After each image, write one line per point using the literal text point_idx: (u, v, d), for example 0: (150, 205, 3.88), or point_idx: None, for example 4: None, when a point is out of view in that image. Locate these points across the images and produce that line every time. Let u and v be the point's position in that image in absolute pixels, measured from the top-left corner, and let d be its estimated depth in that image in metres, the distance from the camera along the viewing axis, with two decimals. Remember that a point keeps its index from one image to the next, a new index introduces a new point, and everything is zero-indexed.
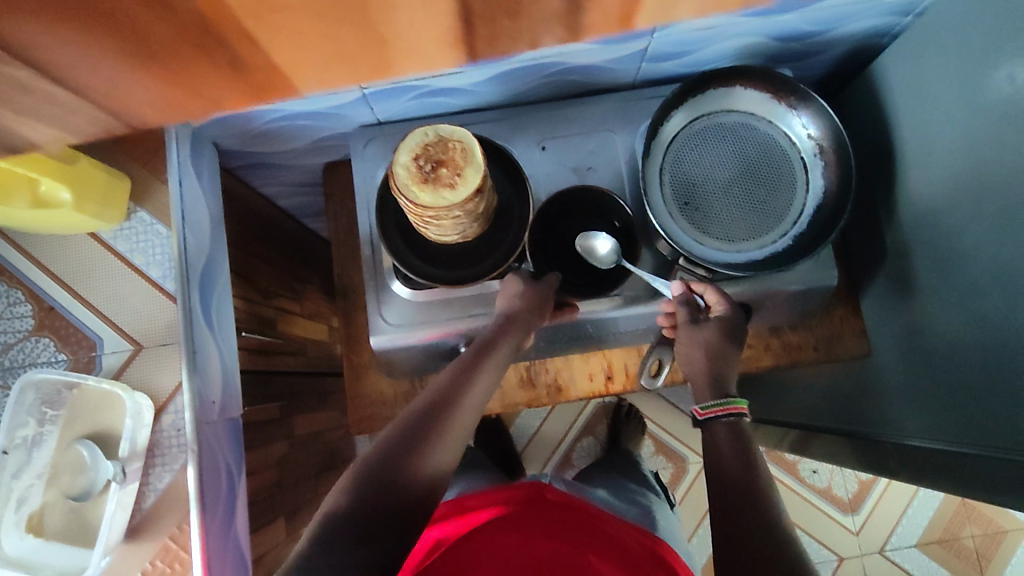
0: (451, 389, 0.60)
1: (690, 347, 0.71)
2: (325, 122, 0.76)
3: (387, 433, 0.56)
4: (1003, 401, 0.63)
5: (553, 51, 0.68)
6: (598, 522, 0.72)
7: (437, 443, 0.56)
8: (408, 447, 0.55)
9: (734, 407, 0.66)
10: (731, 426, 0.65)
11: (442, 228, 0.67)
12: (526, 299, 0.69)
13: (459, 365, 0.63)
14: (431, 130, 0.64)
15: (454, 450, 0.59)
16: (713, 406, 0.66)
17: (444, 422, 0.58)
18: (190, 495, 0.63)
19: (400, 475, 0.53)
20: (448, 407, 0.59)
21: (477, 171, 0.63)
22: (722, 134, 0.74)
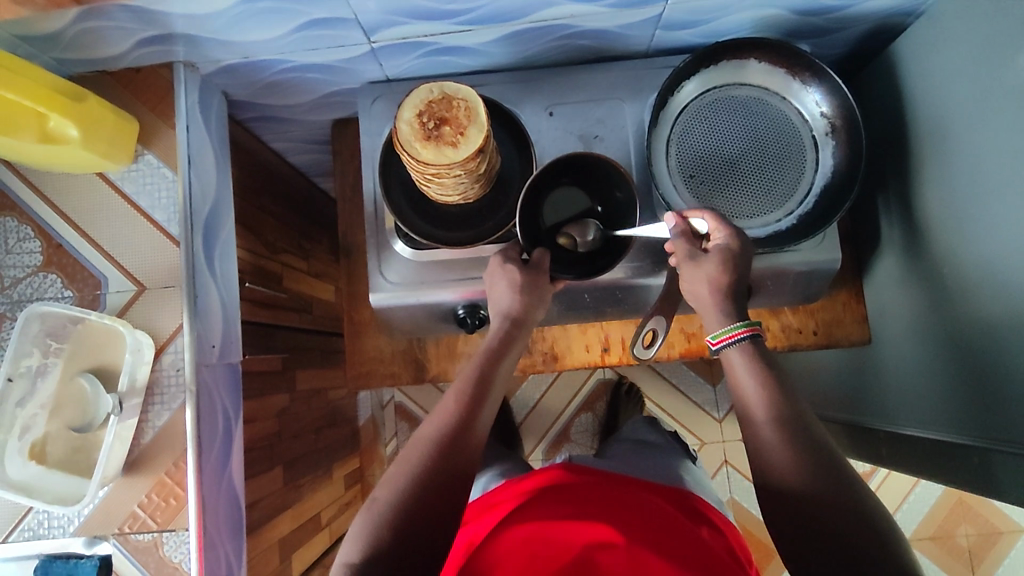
0: (459, 409, 0.61)
1: (695, 285, 0.62)
2: (334, 76, 0.76)
3: (396, 476, 0.58)
4: (1004, 390, 0.62)
5: (564, 13, 0.68)
6: (624, 494, 0.73)
7: (446, 465, 0.58)
8: (418, 483, 0.57)
9: (749, 326, 0.61)
10: (748, 350, 0.60)
11: (445, 186, 0.67)
12: (518, 291, 0.67)
13: (466, 391, 0.63)
14: (435, 87, 0.65)
15: (466, 459, 0.60)
16: (723, 331, 0.61)
17: (453, 451, 0.59)
18: (188, 437, 0.65)
19: (410, 520, 0.55)
20: (456, 442, 0.59)
21: (479, 130, 0.64)
22: (734, 107, 0.73)
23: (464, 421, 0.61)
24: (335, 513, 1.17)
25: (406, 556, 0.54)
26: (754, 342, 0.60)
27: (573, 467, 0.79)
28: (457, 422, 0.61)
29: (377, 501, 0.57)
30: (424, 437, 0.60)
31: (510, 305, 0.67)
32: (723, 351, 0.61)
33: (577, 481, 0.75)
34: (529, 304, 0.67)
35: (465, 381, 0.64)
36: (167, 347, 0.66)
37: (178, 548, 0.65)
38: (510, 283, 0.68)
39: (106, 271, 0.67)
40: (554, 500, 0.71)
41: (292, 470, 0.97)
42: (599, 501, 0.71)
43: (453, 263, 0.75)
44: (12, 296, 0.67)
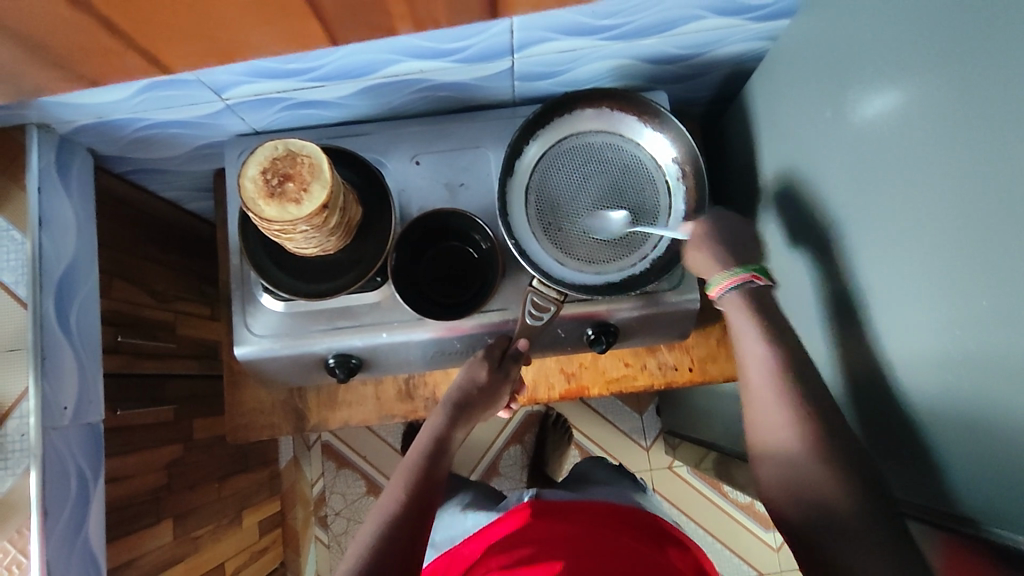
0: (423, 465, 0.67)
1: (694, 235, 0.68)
2: (199, 131, 0.77)
3: (370, 524, 0.62)
4: (865, 426, 0.63)
5: (415, 67, 0.70)
6: (602, 547, 0.73)
7: (413, 507, 0.63)
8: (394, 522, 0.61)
9: (739, 277, 0.65)
10: (743, 296, 0.64)
11: (295, 241, 0.68)
12: (482, 365, 0.74)
13: (423, 449, 0.69)
14: (280, 144, 0.66)
15: (431, 502, 0.65)
16: (726, 274, 0.65)
17: (421, 497, 0.64)
18: (30, 502, 0.64)
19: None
20: (415, 501, 0.64)
21: (323, 187, 0.64)
22: (590, 155, 0.75)
23: (430, 483, 0.66)
24: (244, 561, 1.13)
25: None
26: (749, 288, 0.64)
27: (545, 501, 0.80)
28: (419, 487, 0.65)
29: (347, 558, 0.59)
30: (392, 490, 0.65)
31: (463, 383, 0.74)
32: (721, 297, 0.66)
33: (549, 528, 0.76)
34: (489, 379, 0.73)
35: (423, 443, 0.70)
36: (12, 412, 0.65)
37: None
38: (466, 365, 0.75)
39: None
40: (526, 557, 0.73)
41: (190, 520, 0.94)
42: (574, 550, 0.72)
43: (322, 314, 0.75)
44: None
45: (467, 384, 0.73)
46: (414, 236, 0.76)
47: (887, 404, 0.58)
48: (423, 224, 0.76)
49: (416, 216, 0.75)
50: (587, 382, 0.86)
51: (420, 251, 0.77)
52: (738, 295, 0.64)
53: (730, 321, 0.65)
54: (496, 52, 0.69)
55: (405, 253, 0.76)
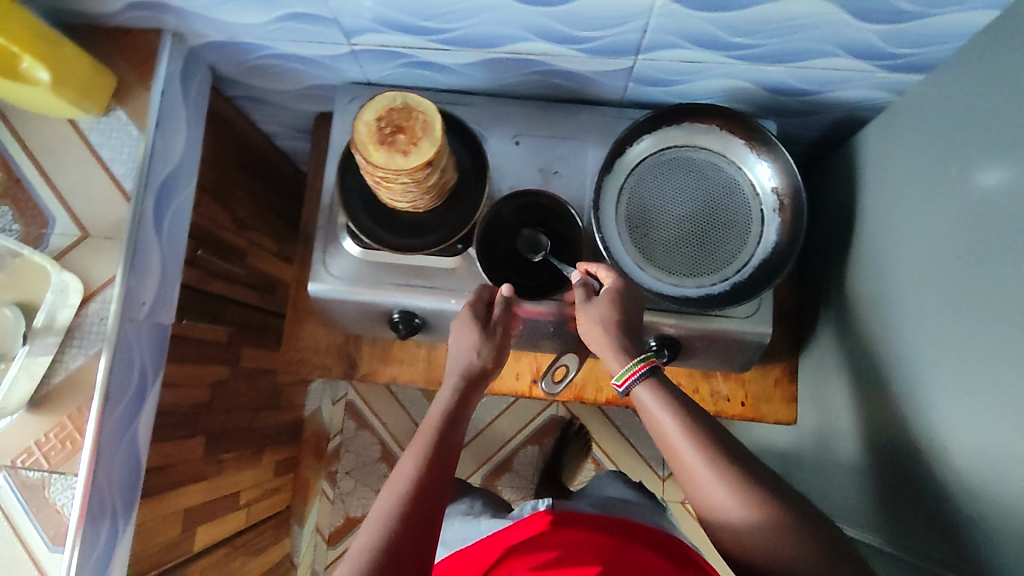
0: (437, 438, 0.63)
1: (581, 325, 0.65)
2: (318, 71, 0.80)
3: (383, 505, 0.58)
4: (912, 493, 0.61)
5: (539, 48, 0.71)
6: (615, 545, 0.74)
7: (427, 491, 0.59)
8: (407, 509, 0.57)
9: (642, 363, 0.60)
10: (649, 383, 0.60)
11: (392, 191, 0.70)
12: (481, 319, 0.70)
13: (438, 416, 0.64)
14: (398, 96, 0.68)
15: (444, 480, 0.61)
16: (622, 370, 0.61)
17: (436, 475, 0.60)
18: (96, 385, 0.66)
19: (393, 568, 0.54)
20: (428, 493, 0.59)
21: (431, 144, 0.66)
22: (690, 168, 0.75)
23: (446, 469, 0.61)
24: (256, 496, 1.15)
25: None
26: (652, 376, 0.60)
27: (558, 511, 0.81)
28: (434, 474, 0.60)
29: (356, 553, 0.55)
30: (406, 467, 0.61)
31: (473, 358, 0.68)
32: (626, 389, 0.61)
33: (558, 533, 0.76)
34: (497, 353, 0.69)
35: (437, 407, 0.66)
36: (95, 295, 0.68)
37: (64, 492, 0.65)
38: (469, 333, 0.69)
39: (55, 214, 0.70)
40: (540, 548, 0.75)
41: (220, 443, 0.96)
42: (586, 542, 0.74)
43: (397, 270, 0.77)
44: None
45: (478, 360, 0.68)
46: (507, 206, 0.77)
47: (945, 478, 0.57)
48: (515, 205, 0.77)
49: (511, 195, 0.76)
50: None
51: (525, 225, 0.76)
52: (644, 386, 0.60)
53: (644, 412, 0.60)
54: (620, 49, 0.70)
55: (494, 230, 0.77)
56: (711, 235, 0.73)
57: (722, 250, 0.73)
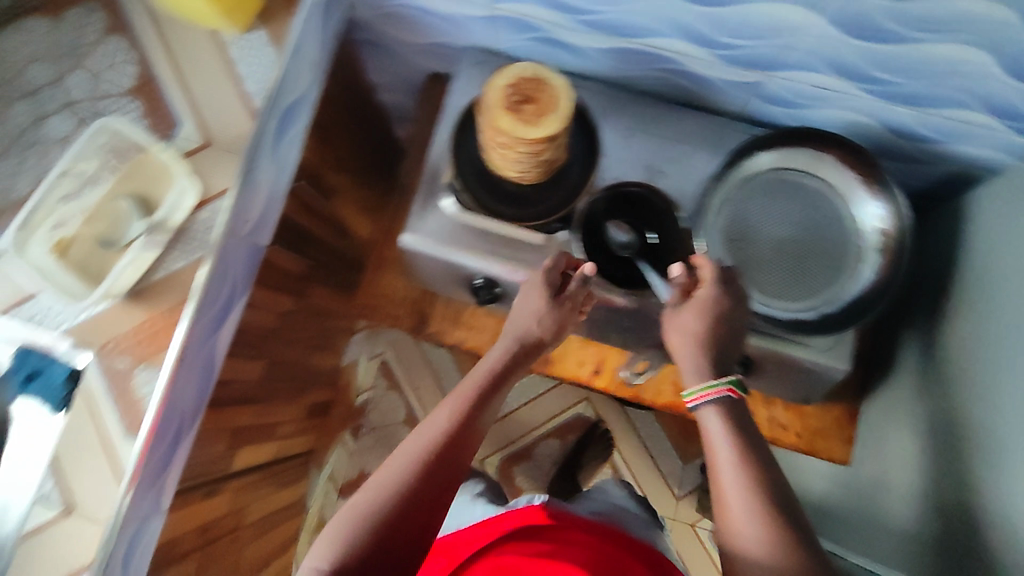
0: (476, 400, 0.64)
1: (669, 335, 0.65)
2: (449, 30, 0.81)
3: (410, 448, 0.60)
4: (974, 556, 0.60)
5: (674, 46, 0.72)
6: (605, 548, 0.76)
7: (455, 446, 0.61)
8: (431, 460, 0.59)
9: (721, 387, 0.60)
10: (722, 408, 0.60)
11: (507, 160, 0.71)
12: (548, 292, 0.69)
13: (484, 378, 0.65)
14: (531, 68, 0.69)
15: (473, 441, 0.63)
16: (699, 388, 0.61)
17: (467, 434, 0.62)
18: (193, 289, 0.67)
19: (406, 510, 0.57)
20: (460, 448, 0.61)
21: (557, 120, 0.67)
22: (798, 193, 0.74)
23: (478, 427, 0.64)
24: (290, 432, 1.17)
25: (401, 548, 0.56)
26: (725, 400, 0.60)
27: (551, 511, 0.82)
28: (468, 428, 0.62)
29: (385, 482, 0.58)
30: (439, 419, 0.62)
31: (537, 326, 0.68)
32: (693, 408, 0.61)
33: (556, 531, 0.77)
34: (560, 322, 0.69)
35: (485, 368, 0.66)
36: (208, 203, 0.70)
37: (147, 384, 0.66)
38: (538, 301, 0.69)
39: (182, 117, 0.72)
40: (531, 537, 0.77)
41: (274, 374, 0.98)
42: (575, 540, 0.76)
43: (487, 236, 0.78)
44: (95, 107, 0.73)
45: (539, 329, 0.68)
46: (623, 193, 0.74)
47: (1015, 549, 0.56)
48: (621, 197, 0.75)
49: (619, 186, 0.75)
50: None
51: (627, 219, 0.74)
52: (715, 409, 0.60)
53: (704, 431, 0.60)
54: (756, 61, 0.70)
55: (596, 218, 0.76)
56: (809, 263, 0.73)
57: (817, 280, 0.72)
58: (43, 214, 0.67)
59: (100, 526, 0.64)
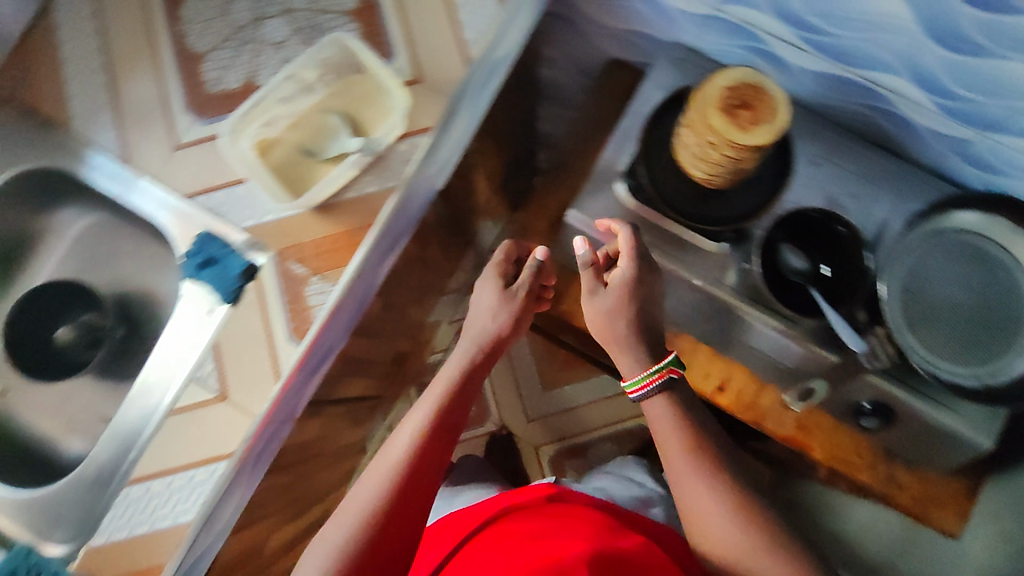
0: (458, 387, 0.67)
1: (586, 316, 0.69)
2: (659, 20, 0.80)
3: (411, 422, 0.64)
4: None
5: (894, 84, 0.71)
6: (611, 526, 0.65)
7: (454, 420, 0.66)
8: (437, 428, 0.64)
9: (661, 375, 0.66)
10: (664, 396, 0.66)
11: (705, 160, 0.70)
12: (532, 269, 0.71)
13: (471, 359, 0.69)
14: (755, 77, 0.68)
15: (455, 420, 0.66)
16: (640, 379, 0.66)
17: (456, 412, 0.66)
18: (378, 219, 0.69)
19: (418, 476, 0.61)
20: (438, 439, 0.63)
21: (770, 133, 0.66)
22: (989, 261, 0.69)
23: (457, 421, 0.66)
24: (377, 373, 1.19)
25: (408, 511, 0.59)
26: (668, 388, 0.66)
27: (563, 493, 0.73)
28: (450, 421, 0.65)
29: (400, 442, 0.63)
30: (432, 397, 0.66)
31: (499, 322, 0.71)
32: (638, 398, 0.67)
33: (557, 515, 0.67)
34: (514, 320, 0.71)
35: (461, 356, 0.70)
36: (409, 137, 0.70)
37: (318, 294, 0.68)
38: (493, 298, 0.72)
39: (396, 50, 0.72)
40: (529, 519, 0.67)
41: (389, 315, 1.00)
42: (573, 527, 0.63)
43: (650, 233, 0.79)
44: (313, 19, 0.73)
45: (496, 325, 0.71)
46: (818, 218, 0.73)
47: None
48: (813, 222, 0.73)
49: (816, 211, 0.73)
50: (812, 443, 0.84)
51: (814, 243, 0.73)
52: (659, 393, 0.66)
53: (654, 425, 0.67)
54: (975, 119, 0.69)
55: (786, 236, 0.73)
56: (988, 335, 0.68)
57: (992, 354, 0.67)
58: (258, 111, 0.69)
59: (250, 420, 0.66)
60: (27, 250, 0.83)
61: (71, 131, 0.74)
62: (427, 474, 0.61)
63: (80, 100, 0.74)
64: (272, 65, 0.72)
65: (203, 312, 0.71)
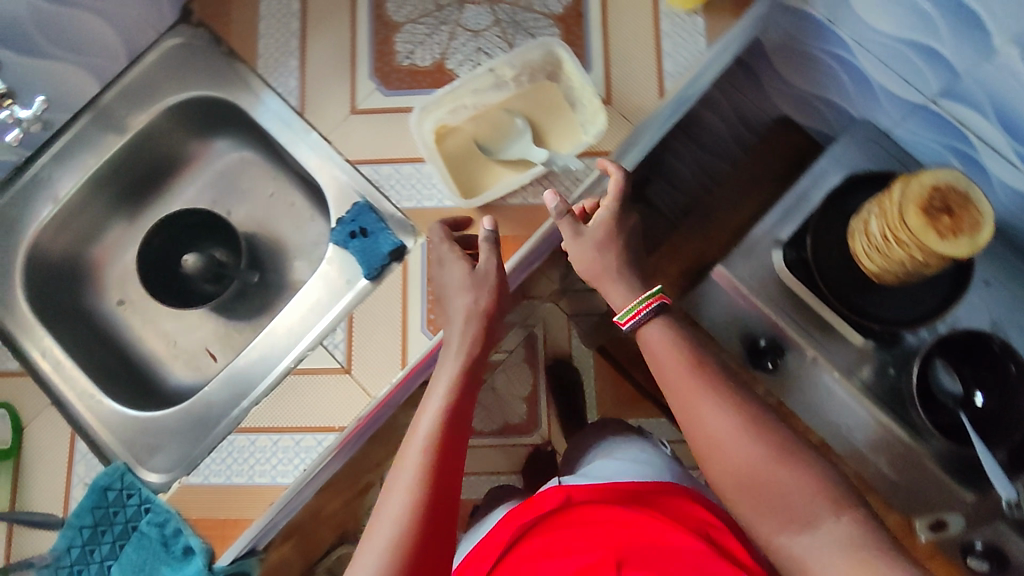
0: (456, 379, 0.56)
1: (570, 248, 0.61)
2: (858, 95, 0.76)
3: (421, 430, 0.52)
4: None
5: None
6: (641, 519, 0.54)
7: (456, 424, 0.53)
8: (446, 436, 0.52)
9: (652, 301, 0.57)
10: (661, 320, 0.57)
11: (886, 252, 0.66)
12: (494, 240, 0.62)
13: (461, 357, 0.58)
14: (965, 181, 0.63)
15: (458, 427, 0.53)
16: (632, 307, 0.57)
17: (459, 419, 0.54)
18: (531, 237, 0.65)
19: (445, 487, 0.50)
20: (457, 439, 0.53)
21: (968, 246, 0.61)
22: None
23: (461, 429, 0.54)
24: None
25: (445, 530, 0.49)
26: (662, 311, 0.58)
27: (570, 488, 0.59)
28: (454, 428, 0.53)
29: (410, 460, 0.51)
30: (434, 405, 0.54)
31: (479, 299, 0.60)
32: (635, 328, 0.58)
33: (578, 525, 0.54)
34: (493, 299, 0.61)
35: (455, 344, 0.59)
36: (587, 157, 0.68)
37: None
38: (463, 275, 0.61)
39: (594, 64, 0.70)
40: (551, 528, 0.55)
41: None
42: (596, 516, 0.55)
43: (795, 309, 0.75)
44: (514, 15, 0.71)
45: (474, 301, 0.60)
46: (995, 349, 0.66)
47: None
48: (981, 347, 0.68)
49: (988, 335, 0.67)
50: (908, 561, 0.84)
51: (972, 367, 0.69)
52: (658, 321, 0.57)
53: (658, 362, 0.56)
54: None
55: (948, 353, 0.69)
56: None
57: None
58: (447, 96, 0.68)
59: (368, 400, 0.65)
60: (170, 174, 0.81)
61: (251, 71, 0.73)
62: (443, 496, 0.49)
63: (268, 42, 0.72)
64: (466, 52, 0.71)
65: (342, 279, 0.70)
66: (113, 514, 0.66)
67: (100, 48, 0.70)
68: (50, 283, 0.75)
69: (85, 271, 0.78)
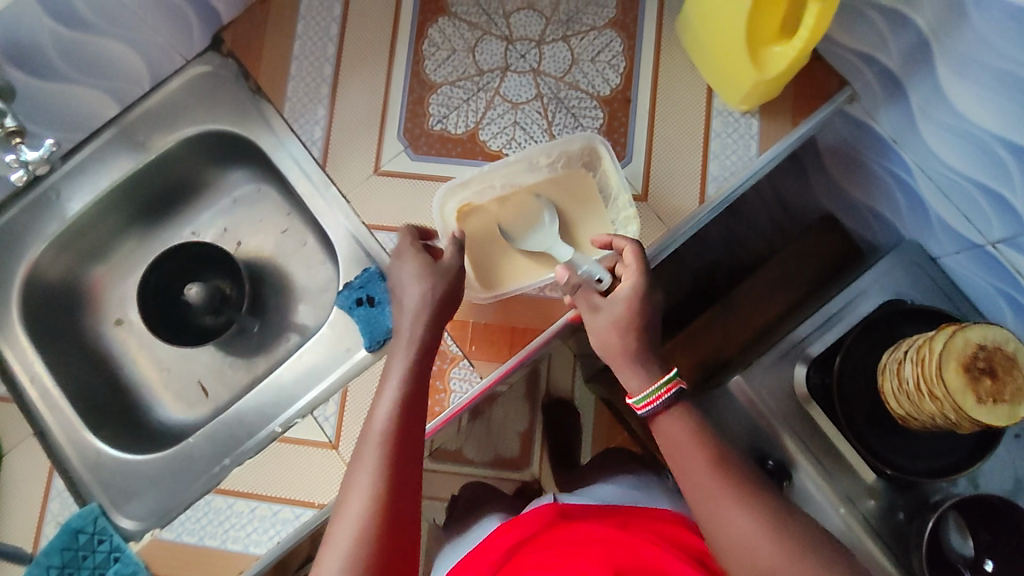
0: (408, 372, 0.54)
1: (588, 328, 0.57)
2: (911, 217, 0.71)
3: (375, 433, 0.51)
4: None
5: None
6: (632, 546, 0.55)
7: (410, 421, 0.52)
8: (400, 435, 0.51)
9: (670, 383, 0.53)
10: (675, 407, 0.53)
11: (913, 404, 0.61)
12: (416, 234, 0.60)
13: (411, 349, 0.54)
14: (1010, 341, 0.59)
15: (412, 421, 0.52)
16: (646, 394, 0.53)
17: (414, 417, 0.52)
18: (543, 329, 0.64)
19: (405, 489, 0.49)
20: (412, 437, 0.51)
21: (1005, 416, 0.58)
22: None
23: (415, 433, 0.52)
24: None
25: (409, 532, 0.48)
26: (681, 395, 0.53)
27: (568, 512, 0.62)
28: (409, 421, 0.51)
29: (365, 471, 0.49)
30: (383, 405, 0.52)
31: (429, 289, 0.56)
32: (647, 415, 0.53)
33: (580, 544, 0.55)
34: (453, 286, 0.57)
35: (405, 336, 0.55)
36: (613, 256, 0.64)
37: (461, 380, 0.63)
38: (423, 265, 0.57)
39: (635, 155, 0.66)
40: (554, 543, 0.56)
41: None
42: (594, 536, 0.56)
43: (809, 434, 0.71)
44: (557, 91, 0.67)
45: (430, 292, 0.56)
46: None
47: None
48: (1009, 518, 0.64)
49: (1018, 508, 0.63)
50: None
51: (993, 534, 0.65)
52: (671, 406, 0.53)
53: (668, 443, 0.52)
54: None
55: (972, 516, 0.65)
56: None
57: None
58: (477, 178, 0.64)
59: None
60: (184, 200, 0.78)
61: (276, 113, 0.69)
62: (404, 497, 0.49)
63: (298, 85, 0.69)
64: (501, 125, 0.67)
65: (340, 347, 0.68)
66: (82, 558, 0.63)
67: (122, 73, 0.67)
68: (49, 302, 0.73)
69: (85, 291, 0.76)
